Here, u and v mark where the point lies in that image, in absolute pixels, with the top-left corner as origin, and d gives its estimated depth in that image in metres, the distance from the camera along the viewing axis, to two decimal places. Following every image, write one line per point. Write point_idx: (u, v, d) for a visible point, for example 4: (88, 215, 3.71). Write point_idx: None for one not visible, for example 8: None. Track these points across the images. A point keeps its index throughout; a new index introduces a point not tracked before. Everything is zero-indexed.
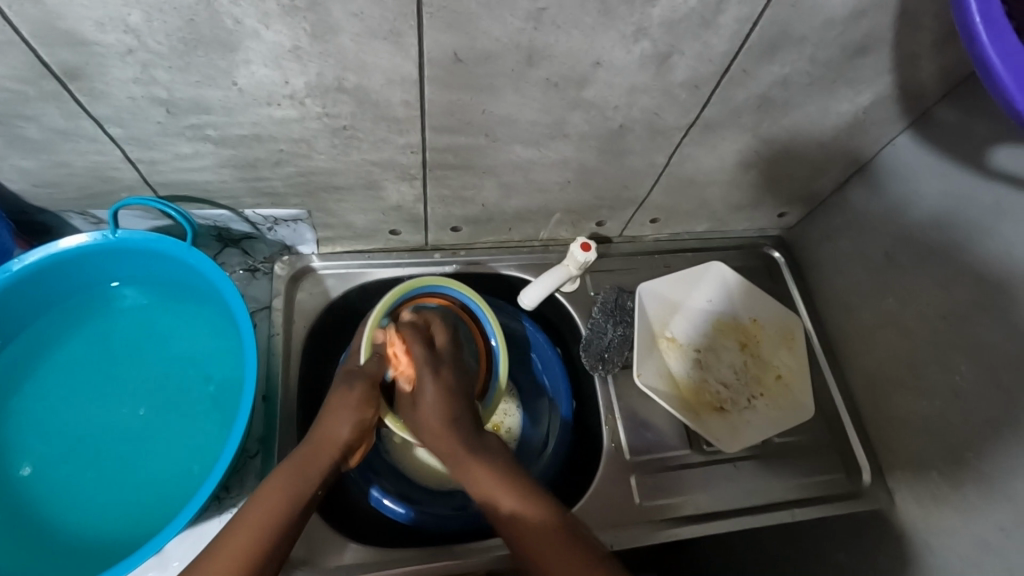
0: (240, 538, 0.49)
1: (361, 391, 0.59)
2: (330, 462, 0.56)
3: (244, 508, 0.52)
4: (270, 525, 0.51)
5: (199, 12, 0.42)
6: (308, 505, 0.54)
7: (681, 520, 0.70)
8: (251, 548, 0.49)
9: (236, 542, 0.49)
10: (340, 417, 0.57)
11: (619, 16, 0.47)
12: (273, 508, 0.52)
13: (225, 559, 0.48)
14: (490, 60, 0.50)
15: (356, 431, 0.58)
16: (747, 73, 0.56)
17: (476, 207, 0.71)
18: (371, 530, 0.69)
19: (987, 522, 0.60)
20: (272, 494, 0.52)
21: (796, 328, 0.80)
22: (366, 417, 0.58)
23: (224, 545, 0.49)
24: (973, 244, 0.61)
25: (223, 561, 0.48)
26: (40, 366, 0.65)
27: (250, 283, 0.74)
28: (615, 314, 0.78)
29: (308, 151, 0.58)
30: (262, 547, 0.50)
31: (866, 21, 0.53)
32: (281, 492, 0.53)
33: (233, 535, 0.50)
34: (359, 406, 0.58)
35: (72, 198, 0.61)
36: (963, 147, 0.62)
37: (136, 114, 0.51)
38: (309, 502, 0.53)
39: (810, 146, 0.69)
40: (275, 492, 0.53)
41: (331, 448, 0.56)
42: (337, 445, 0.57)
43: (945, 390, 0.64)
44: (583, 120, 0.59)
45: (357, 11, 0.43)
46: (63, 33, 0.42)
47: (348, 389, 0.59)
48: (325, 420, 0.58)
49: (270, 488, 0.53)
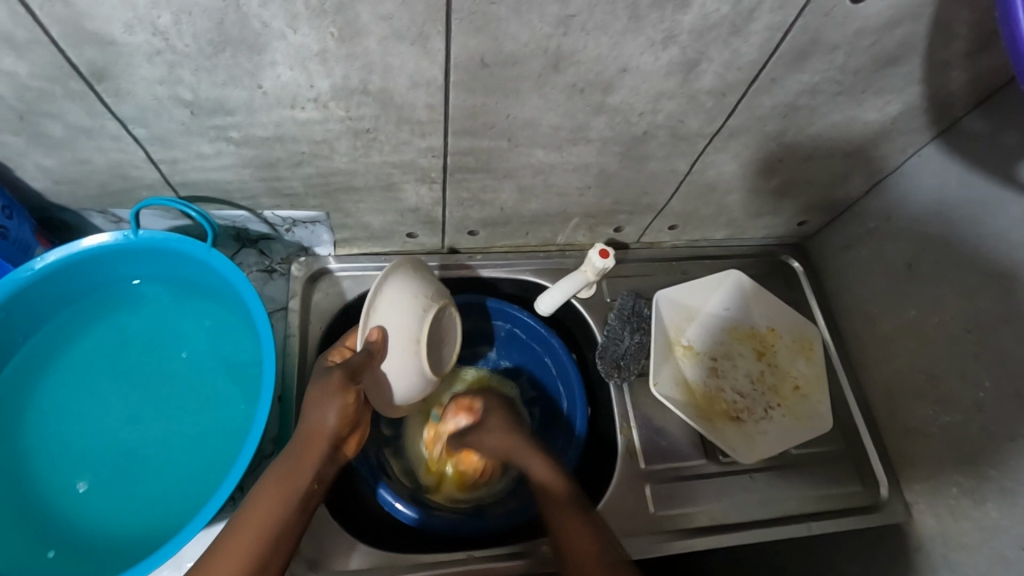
0: (244, 537, 0.49)
1: (336, 382, 0.53)
2: (320, 454, 0.53)
3: (243, 509, 0.51)
4: (268, 526, 0.50)
5: (228, 13, 0.41)
6: (304, 504, 0.52)
7: (696, 531, 0.69)
8: (253, 547, 0.49)
9: (240, 541, 0.49)
10: (320, 407, 0.53)
11: (649, 22, 0.47)
12: (267, 510, 0.50)
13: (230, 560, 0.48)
14: (516, 65, 0.49)
15: (341, 419, 0.53)
16: (775, 81, 0.55)
17: (494, 211, 0.71)
18: (393, 539, 0.69)
19: (1008, 539, 0.59)
20: (269, 496, 0.51)
21: (815, 339, 0.79)
22: (348, 401, 0.54)
23: (224, 548, 0.49)
24: (1001, 257, 0.60)
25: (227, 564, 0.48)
26: (58, 363, 0.65)
27: (267, 283, 0.74)
28: (632, 321, 0.77)
29: (329, 152, 0.57)
30: (263, 549, 0.49)
31: (899, 31, 0.52)
32: (276, 497, 0.51)
33: (235, 536, 0.49)
34: (339, 398, 0.53)
35: (92, 196, 0.61)
36: (992, 159, 0.61)
37: (160, 114, 0.50)
38: (303, 501, 0.52)
39: (834, 155, 0.68)
40: (270, 496, 0.51)
41: (321, 439, 0.53)
42: (325, 436, 0.53)
43: (966, 405, 0.63)
44: (607, 125, 0.58)
45: (385, 14, 0.43)
46: (91, 33, 0.42)
47: (327, 374, 0.53)
48: (311, 407, 0.53)
49: (265, 494, 0.51)
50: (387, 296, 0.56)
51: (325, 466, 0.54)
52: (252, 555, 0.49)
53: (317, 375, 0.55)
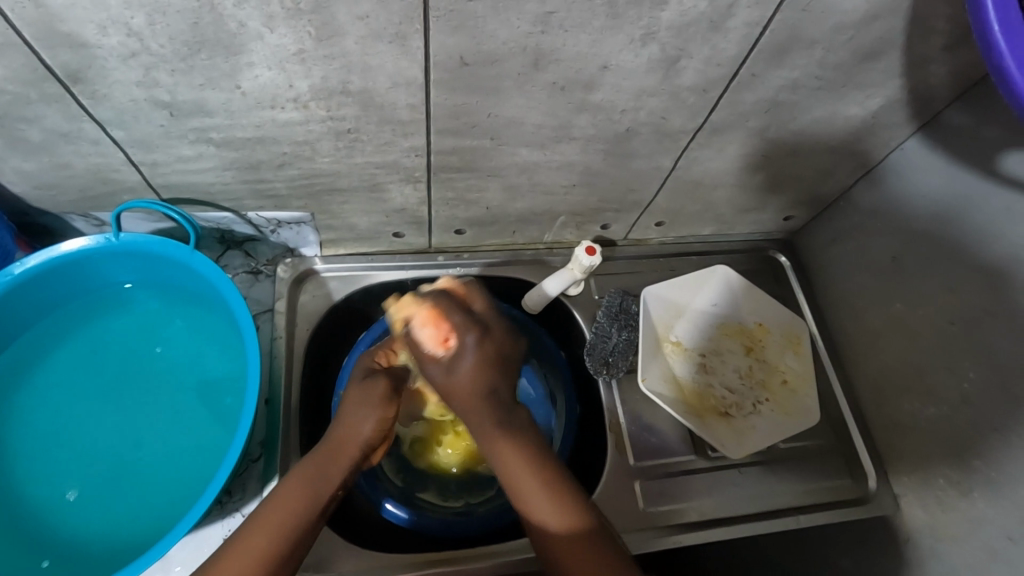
0: (261, 535, 0.48)
1: (380, 393, 0.55)
2: (350, 462, 0.53)
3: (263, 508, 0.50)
4: (287, 525, 0.49)
5: (202, 14, 0.41)
6: (323, 513, 0.51)
7: (686, 526, 0.70)
8: (271, 548, 0.48)
9: (256, 538, 0.48)
10: (360, 415, 0.54)
11: (628, 19, 0.47)
12: (292, 511, 0.49)
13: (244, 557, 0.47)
14: (496, 63, 0.49)
15: (375, 432, 0.54)
16: (756, 76, 0.55)
17: (480, 210, 0.71)
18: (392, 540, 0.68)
19: (994, 530, 0.60)
20: (292, 497, 0.50)
21: (803, 333, 0.80)
22: (386, 415, 0.55)
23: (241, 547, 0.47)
24: (984, 249, 0.61)
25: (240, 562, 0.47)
26: (43, 366, 0.65)
27: (253, 285, 0.73)
28: (620, 317, 0.78)
29: (311, 153, 0.57)
30: (280, 549, 0.48)
31: (877, 25, 0.52)
32: (302, 498, 0.50)
33: (254, 534, 0.48)
34: (380, 405, 0.54)
35: (73, 200, 0.61)
36: (974, 152, 0.61)
37: (138, 117, 0.50)
38: (326, 508, 0.51)
39: (819, 149, 0.68)
40: (294, 498, 0.50)
41: (353, 446, 0.53)
42: (358, 444, 0.53)
43: (953, 397, 0.64)
44: (590, 123, 0.58)
45: (362, 13, 0.43)
46: (63, 36, 0.41)
47: (370, 383, 0.55)
48: (349, 412, 0.55)
49: (288, 494, 0.50)
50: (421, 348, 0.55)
51: (351, 475, 0.54)
52: (268, 556, 0.47)
53: (354, 383, 0.57)
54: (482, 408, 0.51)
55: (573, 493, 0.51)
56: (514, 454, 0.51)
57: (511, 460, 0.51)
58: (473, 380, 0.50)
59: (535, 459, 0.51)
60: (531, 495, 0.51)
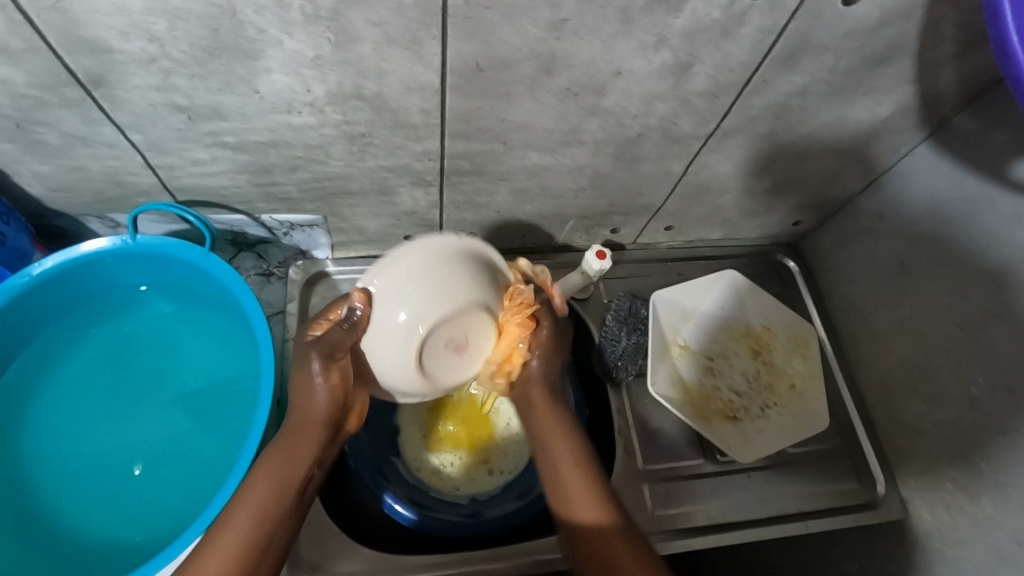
0: (236, 530, 0.47)
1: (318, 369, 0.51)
2: (317, 442, 0.52)
3: (232, 501, 0.48)
4: (259, 516, 0.48)
5: (222, 21, 0.41)
6: (300, 492, 0.51)
7: (693, 530, 0.70)
8: (247, 542, 0.46)
9: (231, 534, 0.47)
10: (313, 397, 0.52)
11: (641, 25, 0.47)
12: (259, 504, 0.48)
13: (215, 559, 0.45)
14: (510, 69, 0.49)
15: (334, 404, 0.52)
16: (768, 82, 0.56)
17: (490, 213, 0.71)
18: (383, 536, 0.68)
19: (1003, 534, 0.60)
20: (260, 486, 0.49)
21: (811, 337, 0.80)
22: (332, 385, 0.51)
23: (219, 540, 0.46)
24: (992, 253, 0.61)
25: (215, 562, 0.45)
26: (58, 366, 0.66)
27: (265, 287, 0.75)
28: (628, 322, 0.77)
29: (325, 157, 0.58)
30: (258, 539, 0.47)
31: (887, 32, 0.52)
32: (270, 483, 0.49)
33: (222, 534, 0.47)
34: (326, 381, 0.51)
35: (89, 203, 0.61)
36: (981, 158, 0.61)
37: (156, 121, 0.51)
38: (298, 487, 0.50)
39: (827, 154, 0.69)
40: (261, 486, 0.49)
41: (317, 428, 0.52)
42: (321, 423, 0.52)
43: (961, 401, 0.64)
44: (600, 128, 0.59)
45: (379, 20, 0.43)
46: (86, 41, 0.42)
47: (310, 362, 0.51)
48: (301, 390, 0.52)
49: (255, 482, 0.49)
50: (398, 285, 0.49)
51: (321, 452, 0.53)
52: (245, 552, 0.46)
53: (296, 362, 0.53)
54: (545, 375, 0.59)
55: (604, 489, 0.53)
56: (555, 429, 0.57)
57: (553, 436, 0.57)
58: (553, 340, 0.58)
59: (572, 446, 0.56)
60: (565, 476, 0.54)
